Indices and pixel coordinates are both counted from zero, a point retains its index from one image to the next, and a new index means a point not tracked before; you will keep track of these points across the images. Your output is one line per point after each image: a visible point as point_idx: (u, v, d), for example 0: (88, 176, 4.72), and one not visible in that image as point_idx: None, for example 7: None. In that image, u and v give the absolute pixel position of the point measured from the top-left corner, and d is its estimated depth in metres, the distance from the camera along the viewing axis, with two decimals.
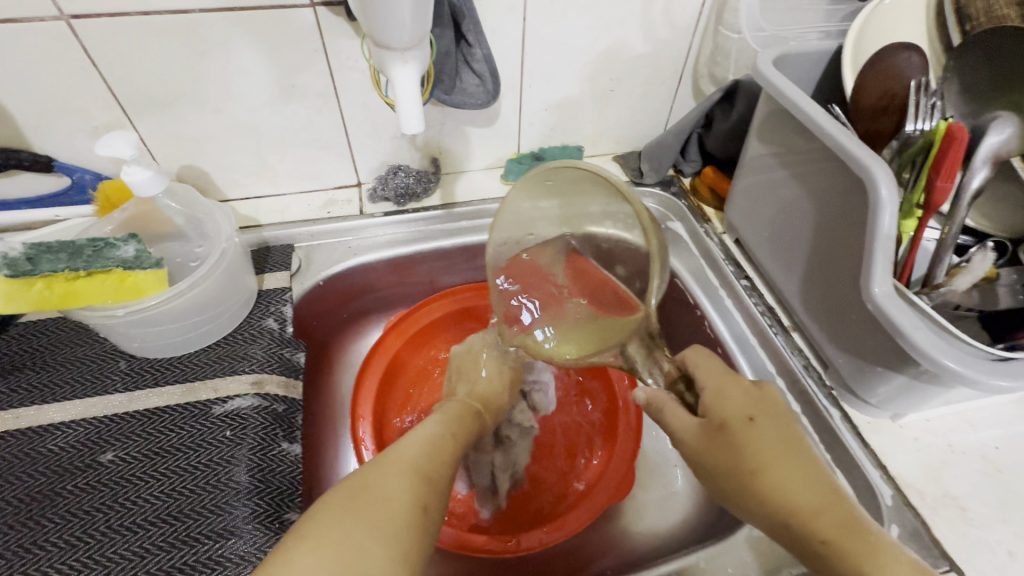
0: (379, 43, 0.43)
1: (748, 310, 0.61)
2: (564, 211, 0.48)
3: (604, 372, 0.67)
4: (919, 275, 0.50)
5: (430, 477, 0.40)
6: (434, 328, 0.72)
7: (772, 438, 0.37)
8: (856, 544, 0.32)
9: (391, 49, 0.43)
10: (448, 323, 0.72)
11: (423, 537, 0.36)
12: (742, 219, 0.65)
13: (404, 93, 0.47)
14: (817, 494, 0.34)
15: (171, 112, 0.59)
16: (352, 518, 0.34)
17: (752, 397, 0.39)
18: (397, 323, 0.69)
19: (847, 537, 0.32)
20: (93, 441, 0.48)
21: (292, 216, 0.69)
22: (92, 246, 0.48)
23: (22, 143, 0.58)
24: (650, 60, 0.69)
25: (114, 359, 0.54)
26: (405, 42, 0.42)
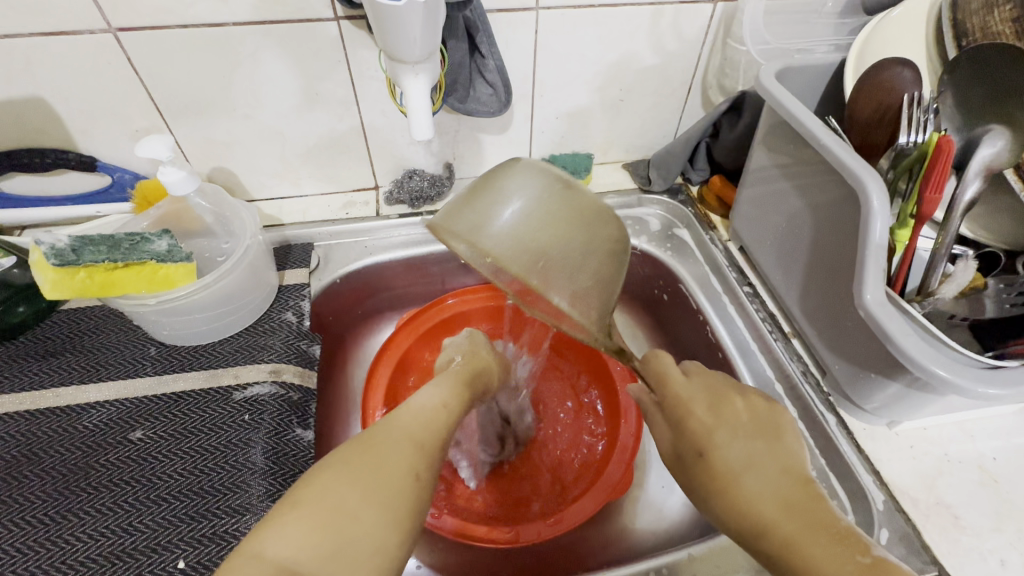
0: (394, 57, 0.46)
1: (749, 316, 0.62)
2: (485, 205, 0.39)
3: (608, 374, 0.69)
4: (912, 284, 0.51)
5: (423, 446, 0.42)
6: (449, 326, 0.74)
7: (725, 462, 0.40)
8: (812, 547, 0.34)
9: (403, 63, 0.47)
10: (458, 322, 0.75)
11: (420, 499, 0.39)
12: (747, 227, 0.66)
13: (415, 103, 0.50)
14: (769, 509, 0.37)
15: (205, 117, 0.64)
16: (344, 485, 0.37)
17: (707, 430, 0.42)
18: (410, 320, 0.71)
19: (794, 545, 0.35)
20: (124, 420, 0.52)
21: (313, 217, 0.73)
22: (129, 240, 0.52)
23: (70, 144, 0.63)
24: (659, 71, 0.71)
25: (145, 345, 0.58)
26: (417, 56, 0.45)
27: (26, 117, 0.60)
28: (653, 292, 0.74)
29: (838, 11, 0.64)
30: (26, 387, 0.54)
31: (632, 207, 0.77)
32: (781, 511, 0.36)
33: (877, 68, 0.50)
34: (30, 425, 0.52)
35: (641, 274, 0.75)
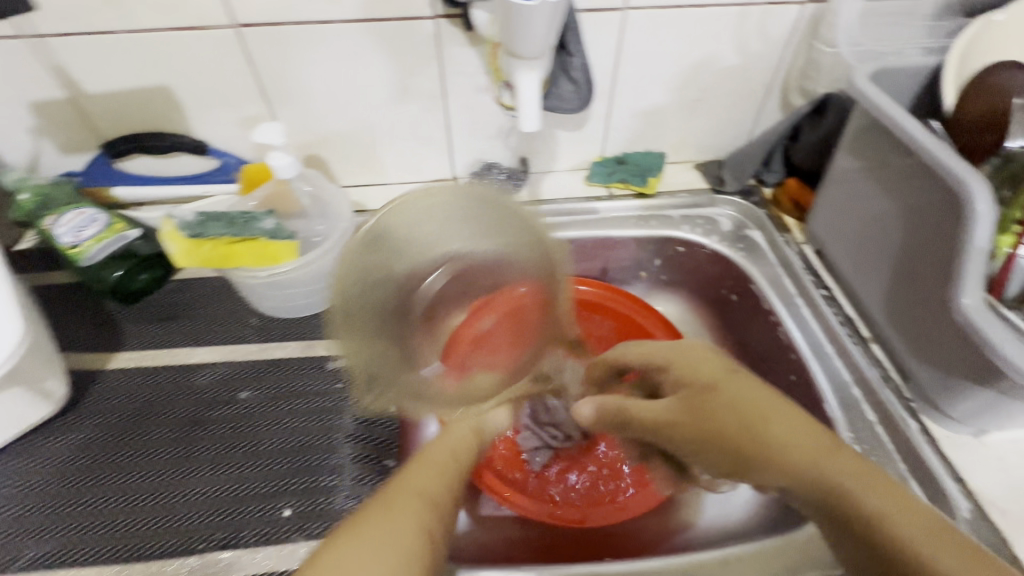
0: (511, 52, 0.49)
1: (825, 319, 0.62)
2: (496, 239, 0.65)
3: None
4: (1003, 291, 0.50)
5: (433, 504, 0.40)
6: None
7: (794, 421, 0.37)
8: (951, 552, 0.29)
9: (519, 58, 0.49)
10: None
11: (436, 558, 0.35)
12: (826, 229, 0.66)
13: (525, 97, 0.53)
14: (845, 469, 0.34)
15: (306, 108, 0.69)
16: (365, 555, 0.32)
17: (712, 360, 0.42)
18: (478, 308, 0.74)
19: (935, 547, 0.30)
20: (232, 380, 0.57)
21: (394, 204, 0.77)
22: (242, 218, 0.58)
23: (186, 129, 0.69)
24: (739, 72, 0.71)
25: (248, 315, 0.63)
26: (534, 51, 0.48)
27: (152, 104, 0.66)
28: (720, 291, 0.75)
29: (934, 14, 0.63)
30: (148, 347, 0.60)
31: (704, 207, 0.77)
32: (842, 467, 0.35)
33: (984, 74, 0.50)
34: (152, 380, 0.57)
35: (709, 273, 0.76)
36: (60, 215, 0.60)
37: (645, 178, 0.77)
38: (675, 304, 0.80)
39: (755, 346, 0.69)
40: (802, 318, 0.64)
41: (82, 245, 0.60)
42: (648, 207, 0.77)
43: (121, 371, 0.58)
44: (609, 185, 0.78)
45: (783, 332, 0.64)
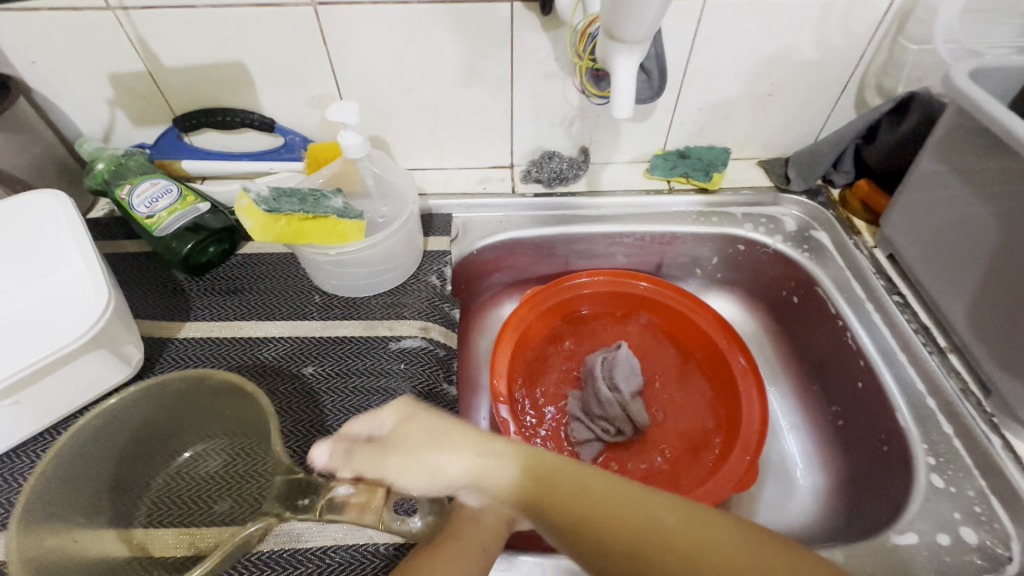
0: (614, 36, 0.48)
1: (898, 326, 0.60)
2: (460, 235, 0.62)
3: (729, 370, 0.69)
4: None
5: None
6: (573, 305, 0.76)
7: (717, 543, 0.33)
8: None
9: (622, 42, 0.48)
10: (576, 303, 0.76)
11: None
12: (901, 233, 0.63)
13: (621, 82, 0.52)
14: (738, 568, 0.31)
15: (373, 89, 0.69)
16: None
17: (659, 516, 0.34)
18: (530, 297, 0.73)
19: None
20: (296, 355, 0.58)
21: (452, 189, 0.77)
22: (312, 196, 0.59)
23: (255, 106, 0.70)
24: (816, 67, 0.68)
25: (311, 292, 0.64)
26: (641, 35, 0.47)
27: (226, 79, 0.67)
28: (781, 293, 0.73)
29: None
30: (216, 318, 0.61)
31: (767, 206, 0.76)
32: (655, 509, 0.34)
33: None
34: (219, 350, 0.58)
35: (770, 273, 0.74)
36: (136, 186, 0.63)
37: (708, 174, 0.75)
38: (730, 304, 0.79)
39: (817, 351, 0.68)
40: (872, 324, 0.62)
41: (156, 216, 0.62)
42: (710, 203, 0.76)
43: (188, 338, 0.59)
44: (671, 178, 0.77)
45: (851, 337, 0.62)
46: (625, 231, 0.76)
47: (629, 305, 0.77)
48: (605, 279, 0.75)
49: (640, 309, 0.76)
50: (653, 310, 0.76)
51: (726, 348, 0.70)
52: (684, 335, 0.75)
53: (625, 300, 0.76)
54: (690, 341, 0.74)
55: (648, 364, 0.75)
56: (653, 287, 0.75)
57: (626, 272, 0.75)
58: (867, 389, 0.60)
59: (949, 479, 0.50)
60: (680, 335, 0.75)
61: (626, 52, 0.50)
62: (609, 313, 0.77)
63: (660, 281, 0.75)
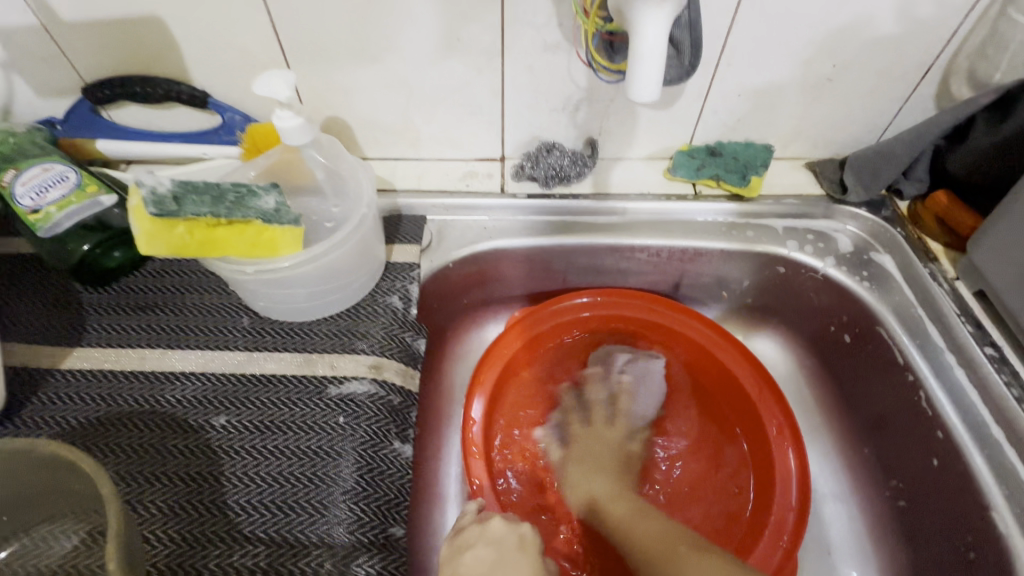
0: None
1: (992, 390, 0.46)
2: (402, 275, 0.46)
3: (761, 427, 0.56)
4: None
5: None
6: (571, 334, 0.62)
7: None
8: None
9: None
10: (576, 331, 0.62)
11: None
12: (996, 265, 0.49)
13: (646, 49, 0.40)
14: None
15: (328, 57, 0.55)
16: None
17: None
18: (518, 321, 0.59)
19: None
20: (207, 399, 0.45)
21: (428, 185, 0.63)
22: (234, 192, 0.44)
23: (183, 75, 0.56)
24: (894, 45, 0.53)
25: (239, 314, 0.51)
26: None
27: (142, 39, 0.53)
28: (828, 328, 0.59)
29: None
30: (113, 344, 0.48)
31: (815, 219, 0.61)
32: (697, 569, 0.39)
33: None
34: (111, 390, 0.46)
35: (816, 303, 0.59)
36: (20, 170, 0.47)
37: (745, 178, 0.60)
38: (762, 336, 0.65)
39: (873, 407, 0.54)
40: (955, 384, 0.48)
41: (43, 210, 0.47)
42: (744, 213, 0.61)
43: (76, 372, 0.47)
44: (696, 181, 0.62)
45: (926, 399, 0.48)
46: (637, 245, 0.61)
47: (640, 334, 0.62)
48: (608, 303, 0.61)
49: (654, 339, 0.62)
50: (671, 344, 0.62)
51: (757, 398, 0.57)
52: (707, 374, 0.61)
53: (632, 328, 0.62)
54: (716, 382, 0.60)
55: (662, 405, 0.61)
56: (670, 316, 0.61)
57: (638, 294, 0.61)
58: (946, 469, 0.46)
59: None
60: (702, 371, 0.61)
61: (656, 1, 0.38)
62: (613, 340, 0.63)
63: (679, 308, 0.61)
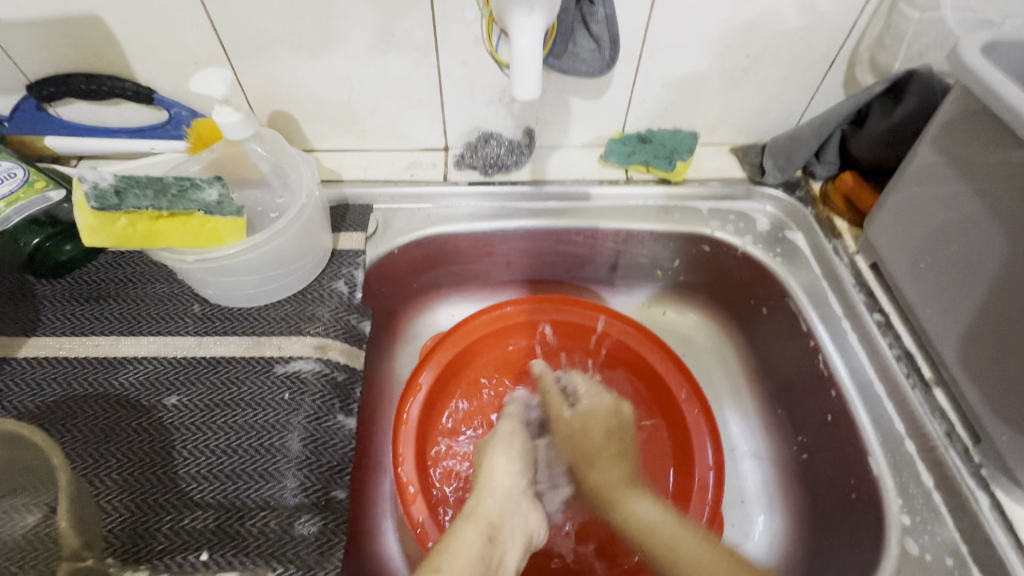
0: None
1: (878, 351, 0.51)
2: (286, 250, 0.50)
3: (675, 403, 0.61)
4: None
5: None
6: (485, 342, 0.66)
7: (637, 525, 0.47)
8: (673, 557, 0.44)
9: None
10: (501, 335, 0.67)
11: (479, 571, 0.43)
12: (887, 239, 0.54)
13: (523, 51, 0.42)
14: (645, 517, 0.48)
15: (268, 52, 0.57)
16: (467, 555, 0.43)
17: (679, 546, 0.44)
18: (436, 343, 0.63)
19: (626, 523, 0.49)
20: (161, 381, 0.48)
21: (374, 175, 0.66)
22: (178, 185, 0.47)
23: (127, 71, 0.58)
24: (800, 37, 0.57)
25: (189, 301, 0.54)
26: None
27: (85, 38, 0.54)
28: (748, 301, 0.64)
29: None
30: (68, 332, 0.51)
31: (738, 200, 0.66)
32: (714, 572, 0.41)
33: None
34: (66, 375, 0.48)
35: (737, 278, 0.64)
36: None
37: (671, 162, 0.64)
38: (693, 311, 0.70)
39: (783, 372, 0.59)
40: (848, 348, 0.53)
41: None
42: (672, 196, 0.66)
43: (34, 360, 0.49)
44: (628, 166, 0.66)
45: (823, 361, 0.53)
46: (573, 228, 0.65)
47: (549, 330, 0.67)
48: (503, 311, 0.65)
49: (570, 334, 0.67)
50: (588, 339, 0.67)
51: (666, 373, 0.62)
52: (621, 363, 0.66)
53: (541, 328, 0.67)
54: (631, 367, 0.65)
55: None
56: (579, 312, 0.66)
57: (547, 298, 0.66)
58: (837, 424, 0.51)
59: (925, 545, 0.42)
60: (616, 358, 0.66)
61: (526, 7, 0.41)
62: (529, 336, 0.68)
63: (581, 303, 0.65)
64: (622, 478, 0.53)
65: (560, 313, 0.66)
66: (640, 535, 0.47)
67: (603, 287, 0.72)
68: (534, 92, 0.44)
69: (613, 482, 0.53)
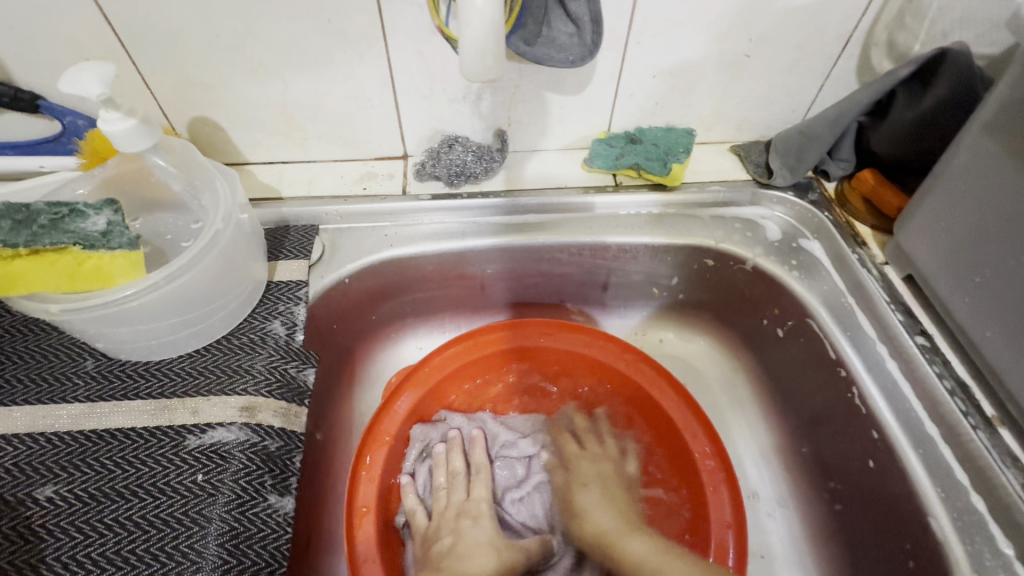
0: None
1: (924, 382, 0.43)
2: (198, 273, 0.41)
3: (682, 445, 0.52)
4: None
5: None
6: (461, 378, 0.56)
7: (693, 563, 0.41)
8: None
9: None
10: (477, 368, 0.57)
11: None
12: (926, 248, 0.45)
13: (473, 17, 0.33)
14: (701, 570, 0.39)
15: (178, 47, 0.46)
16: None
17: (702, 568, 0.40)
18: (398, 387, 0.53)
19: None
20: (33, 467, 0.37)
21: (320, 190, 0.56)
22: (51, 212, 0.37)
23: (3, 73, 0.47)
24: (811, 16, 0.49)
25: (81, 357, 0.43)
26: None
27: None
28: (760, 321, 0.55)
29: None
30: None
31: (743, 206, 0.57)
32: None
33: None
34: None
35: (748, 296, 0.55)
36: None
37: (666, 165, 0.55)
38: (695, 333, 0.61)
39: (806, 406, 0.51)
40: (889, 379, 0.45)
41: None
42: (669, 203, 0.57)
43: None
44: (616, 171, 0.58)
45: (859, 395, 0.45)
46: (557, 243, 0.56)
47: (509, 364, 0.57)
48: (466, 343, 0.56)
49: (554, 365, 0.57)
50: (578, 369, 0.57)
51: (673, 408, 0.53)
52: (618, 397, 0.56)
53: (516, 360, 0.57)
54: (626, 400, 0.56)
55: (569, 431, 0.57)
56: (569, 339, 0.56)
57: (528, 321, 0.56)
58: (882, 472, 0.43)
59: None
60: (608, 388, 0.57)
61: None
62: (508, 368, 0.58)
63: (573, 327, 0.56)
64: (619, 527, 0.47)
65: (544, 341, 0.56)
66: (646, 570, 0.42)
67: (593, 310, 0.63)
68: (489, 73, 0.36)
69: (612, 528, 0.47)
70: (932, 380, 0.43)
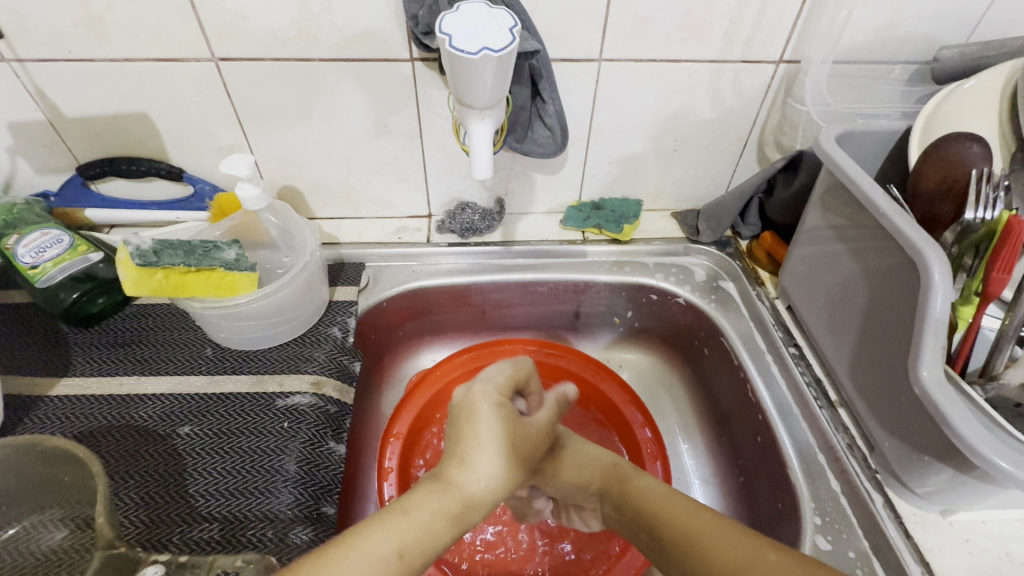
0: (463, 103, 0.50)
1: (793, 378, 0.60)
2: (291, 284, 0.60)
3: (630, 433, 0.69)
4: (880, 398, 0.50)
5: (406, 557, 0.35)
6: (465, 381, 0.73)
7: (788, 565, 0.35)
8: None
9: (472, 107, 0.50)
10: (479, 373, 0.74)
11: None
12: (796, 285, 0.64)
13: (479, 144, 0.54)
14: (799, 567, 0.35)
15: (281, 141, 0.69)
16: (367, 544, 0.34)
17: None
18: (422, 379, 0.70)
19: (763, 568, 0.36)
20: (177, 414, 0.56)
21: (367, 238, 0.77)
22: (203, 247, 0.56)
23: (164, 157, 0.70)
24: (716, 126, 0.71)
25: (204, 345, 0.62)
26: (486, 101, 0.49)
27: (130, 131, 0.66)
28: (693, 342, 0.73)
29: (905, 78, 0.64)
30: (95, 372, 0.58)
31: (678, 255, 0.77)
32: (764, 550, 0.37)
33: (941, 142, 0.48)
34: (96, 408, 0.56)
35: (682, 323, 0.74)
36: (23, 235, 0.59)
37: (620, 225, 0.76)
38: (646, 353, 0.79)
39: (722, 402, 0.67)
40: (770, 376, 0.62)
41: (40, 266, 0.58)
42: (623, 253, 0.76)
43: (61, 397, 0.56)
44: (584, 229, 0.78)
45: (751, 389, 0.62)
46: (540, 279, 0.75)
47: None
48: (479, 349, 0.73)
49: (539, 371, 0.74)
50: (558, 376, 0.74)
51: (625, 406, 0.70)
52: (588, 399, 0.73)
53: None
54: (596, 400, 0.72)
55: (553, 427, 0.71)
56: (550, 354, 0.74)
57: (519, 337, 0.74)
58: (765, 444, 0.59)
59: (833, 540, 0.50)
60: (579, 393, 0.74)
61: (478, 116, 0.51)
62: None
63: (552, 345, 0.74)
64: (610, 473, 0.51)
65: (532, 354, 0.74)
66: (659, 516, 0.44)
67: (568, 333, 0.81)
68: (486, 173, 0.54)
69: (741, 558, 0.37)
70: (800, 377, 0.60)
